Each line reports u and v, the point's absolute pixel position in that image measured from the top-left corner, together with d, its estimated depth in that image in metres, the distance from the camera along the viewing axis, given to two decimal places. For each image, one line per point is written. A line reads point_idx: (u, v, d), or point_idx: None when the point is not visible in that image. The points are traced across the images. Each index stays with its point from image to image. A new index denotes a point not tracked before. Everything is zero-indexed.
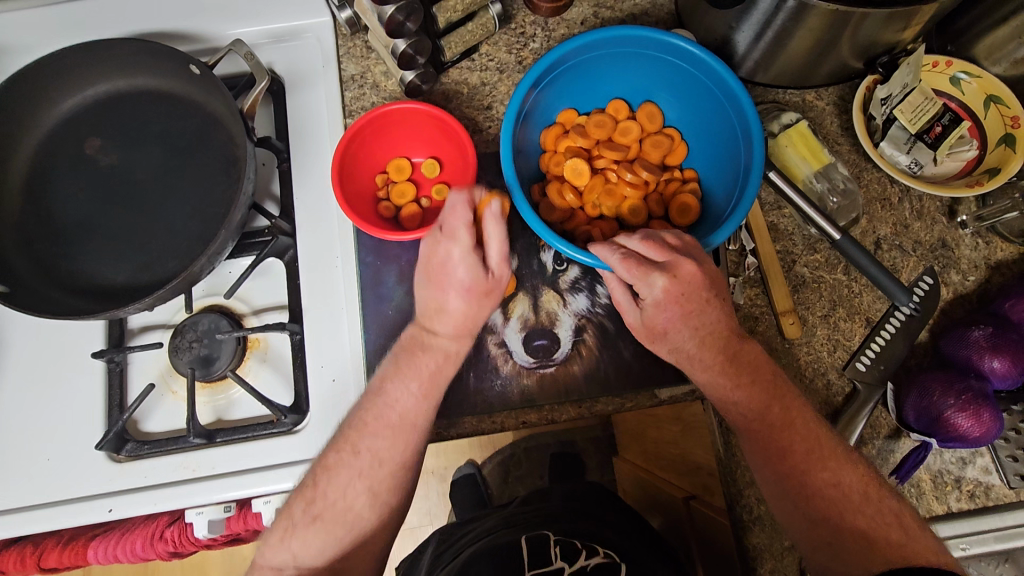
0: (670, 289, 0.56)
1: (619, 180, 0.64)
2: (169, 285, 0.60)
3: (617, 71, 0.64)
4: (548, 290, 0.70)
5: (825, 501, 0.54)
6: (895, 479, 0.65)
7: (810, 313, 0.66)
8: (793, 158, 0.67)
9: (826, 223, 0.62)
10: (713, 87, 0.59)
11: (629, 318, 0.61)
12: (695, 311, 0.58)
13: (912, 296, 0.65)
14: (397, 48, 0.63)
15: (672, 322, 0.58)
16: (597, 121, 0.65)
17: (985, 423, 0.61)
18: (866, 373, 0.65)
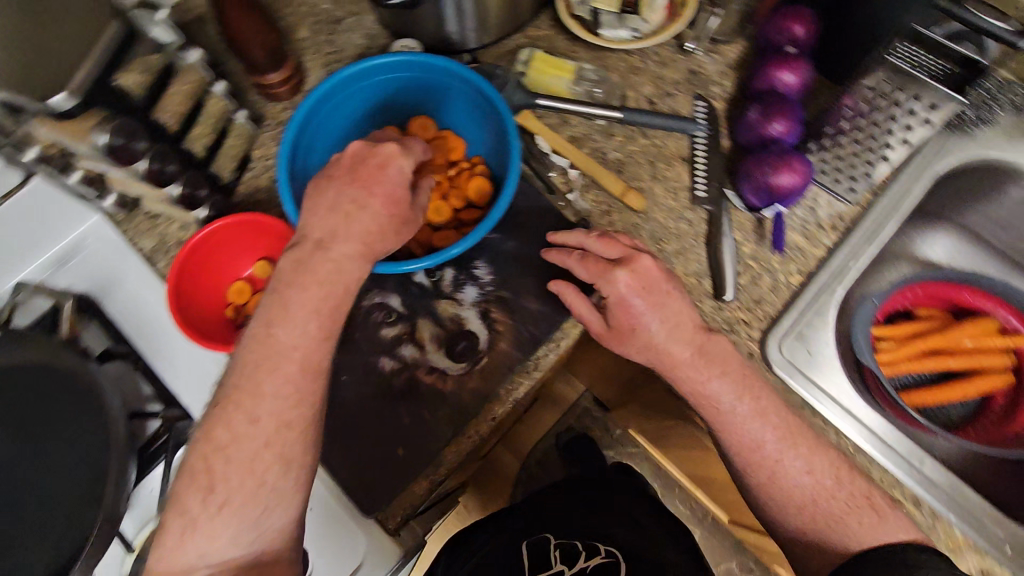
0: (632, 282, 0.59)
1: None
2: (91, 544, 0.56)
3: (373, 102, 0.69)
4: (439, 301, 0.66)
5: (801, 501, 0.58)
6: (777, 252, 0.71)
7: (642, 180, 0.74)
8: (550, 80, 0.76)
9: (604, 109, 0.74)
10: (454, 81, 0.65)
11: (591, 325, 0.63)
12: (660, 303, 0.60)
13: (696, 119, 0.75)
14: (173, 193, 0.62)
15: (637, 318, 0.60)
16: None
17: (799, 169, 0.67)
18: (708, 194, 0.72)
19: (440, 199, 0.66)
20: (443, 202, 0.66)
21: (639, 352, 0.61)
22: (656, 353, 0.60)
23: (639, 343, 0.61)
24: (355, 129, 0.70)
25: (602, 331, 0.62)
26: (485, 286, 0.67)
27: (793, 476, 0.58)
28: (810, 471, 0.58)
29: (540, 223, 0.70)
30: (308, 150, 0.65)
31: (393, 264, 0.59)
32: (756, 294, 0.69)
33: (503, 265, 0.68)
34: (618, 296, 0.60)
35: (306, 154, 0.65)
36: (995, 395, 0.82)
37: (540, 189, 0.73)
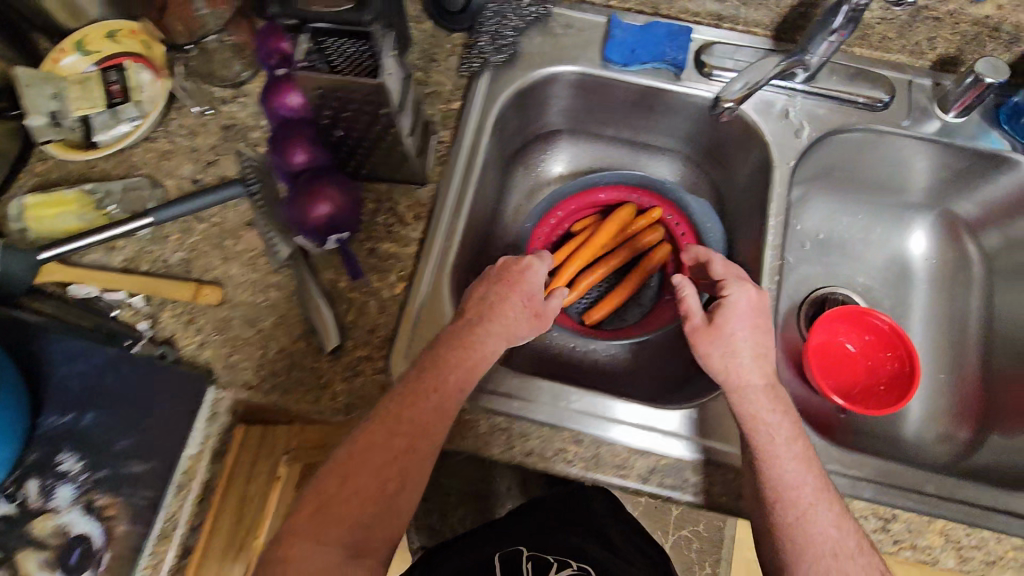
0: (755, 301, 0.65)
1: None
2: None
3: None
4: (33, 521, 0.58)
5: (809, 554, 0.54)
6: (359, 277, 0.67)
7: (216, 269, 0.68)
8: (58, 222, 0.68)
9: (133, 222, 0.66)
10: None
11: (695, 323, 0.65)
12: (761, 329, 0.64)
13: (240, 184, 0.69)
14: None
15: (752, 338, 0.62)
16: None
17: (329, 195, 0.63)
18: (280, 252, 0.67)
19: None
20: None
21: (720, 360, 0.62)
22: (729, 392, 0.61)
23: (726, 350, 0.62)
24: None
25: (697, 327, 0.65)
26: (80, 476, 0.60)
27: (818, 525, 0.55)
28: (835, 526, 0.55)
29: (116, 375, 0.63)
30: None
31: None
32: (367, 324, 0.66)
33: (90, 443, 0.61)
34: (725, 329, 0.63)
35: None
36: (667, 265, 0.87)
37: (103, 338, 0.64)
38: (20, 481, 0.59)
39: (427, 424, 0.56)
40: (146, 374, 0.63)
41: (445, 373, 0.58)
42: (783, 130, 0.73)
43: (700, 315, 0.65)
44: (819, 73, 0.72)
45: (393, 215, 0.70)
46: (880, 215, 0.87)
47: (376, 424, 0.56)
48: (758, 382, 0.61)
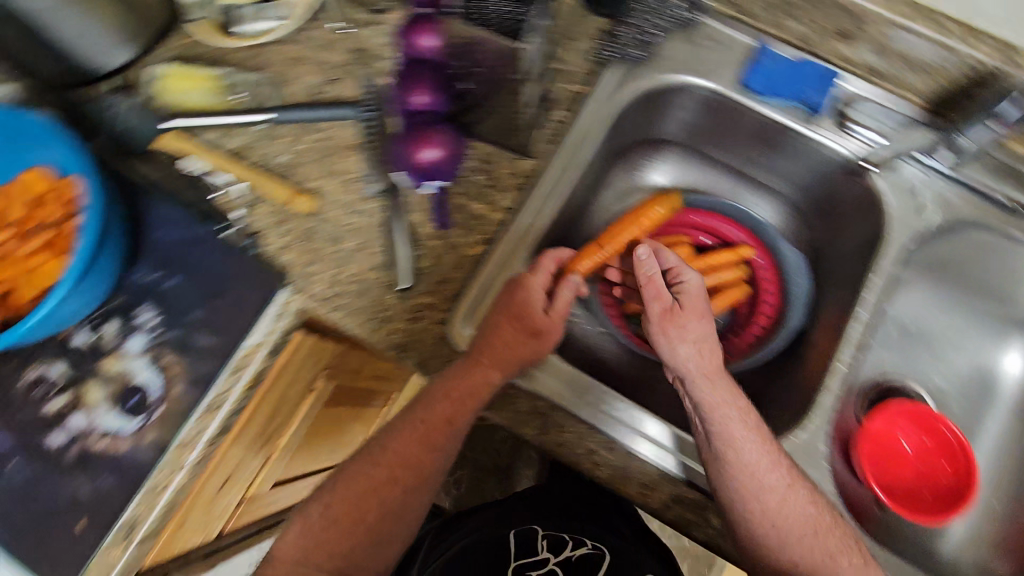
0: (680, 271, 0.69)
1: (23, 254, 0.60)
2: None
3: None
4: (104, 359, 0.63)
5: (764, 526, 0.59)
6: (444, 226, 0.69)
7: (313, 181, 0.70)
8: (187, 96, 0.70)
9: (252, 115, 0.70)
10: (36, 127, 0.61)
11: (659, 306, 0.66)
12: (669, 313, 0.65)
13: (356, 106, 0.72)
14: None
15: (689, 314, 0.65)
16: None
17: (438, 141, 0.64)
18: (375, 181, 0.69)
19: (54, 254, 0.60)
20: (58, 257, 0.59)
21: (690, 345, 0.64)
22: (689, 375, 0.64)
23: (690, 336, 0.65)
24: None
25: (667, 309, 0.66)
26: (153, 333, 0.64)
27: (798, 509, 0.59)
28: (812, 504, 0.59)
29: (202, 252, 0.66)
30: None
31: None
32: (439, 275, 0.68)
33: (167, 307, 0.65)
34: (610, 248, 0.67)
35: None
36: (740, 307, 0.82)
37: (199, 211, 0.68)
38: (100, 321, 0.64)
39: (413, 455, 0.66)
40: (229, 259, 0.67)
41: (498, 361, 0.63)
42: (906, 207, 0.70)
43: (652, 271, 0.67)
44: (968, 160, 0.69)
45: (492, 178, 0.70)
46: (978, 326, 0.82)
47: (436, 389, 0.66)
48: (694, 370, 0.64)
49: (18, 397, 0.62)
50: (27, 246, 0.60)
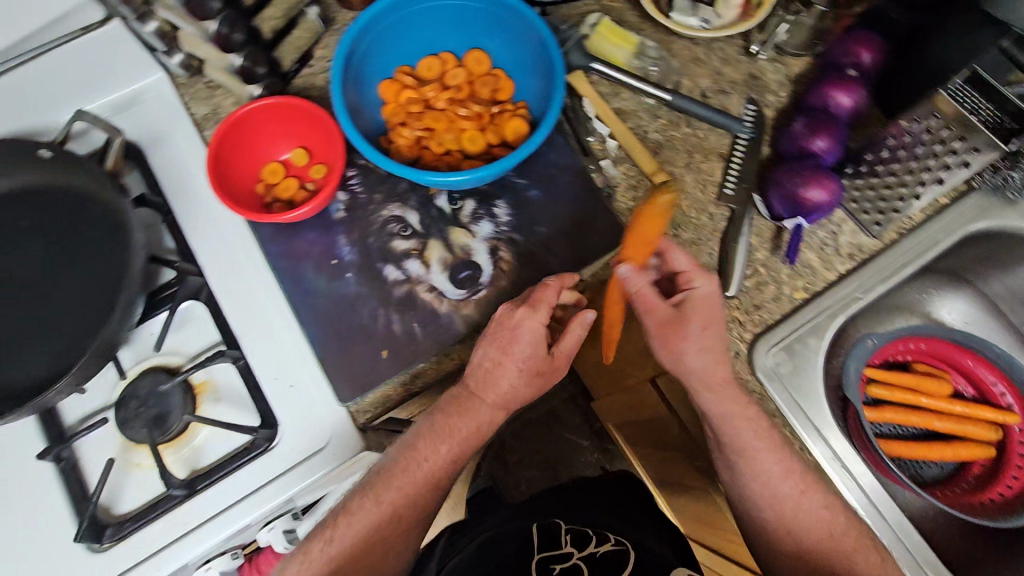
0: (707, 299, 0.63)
1: (454, 115, 0.67)
2: (129, 357, 0.66)
3: (436, 24, 0.69)
4: (454, 229, 0.69)
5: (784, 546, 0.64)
6: (788, 261, 0.71)
7: (675, 166, 0.75)
8: (609, 49, 0.76)
9: (656, 89, 0.75)
10: (515, 19, 0.66)
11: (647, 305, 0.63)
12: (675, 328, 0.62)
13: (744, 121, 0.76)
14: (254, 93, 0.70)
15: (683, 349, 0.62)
16: (425, 66, 0.69)
17: (829, 187, 0.68)
18: (735, 194, 0.73)
19: (476, 128, 0.66)
20: (479, 133, 0.66)
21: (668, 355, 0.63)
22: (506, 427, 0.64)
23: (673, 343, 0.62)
24: (410, 45, 0.70)
25: (662, 320, 0.63)
26: (500, 226, 0.70)
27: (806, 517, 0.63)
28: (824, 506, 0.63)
29: (567, 181, 0.72)
30: (362, 59, 0.65)
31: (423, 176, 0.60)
32: (755, 299, 0.70)
33: (520, 211, 0.70)
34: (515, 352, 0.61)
35: (361, 61, 0.65)
36: (974, 465, 0.81)
37: (577, 147, 0.74)
38: (465, 196, 0.70)
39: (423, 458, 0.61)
40: (585, 197, 0.72)
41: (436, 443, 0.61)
42: None
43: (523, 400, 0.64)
44: None
45: (835, 239, 0.73)
46: None
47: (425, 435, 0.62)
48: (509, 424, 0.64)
49: (375, 224, 0.69)
50: (459, 111, 0.67)
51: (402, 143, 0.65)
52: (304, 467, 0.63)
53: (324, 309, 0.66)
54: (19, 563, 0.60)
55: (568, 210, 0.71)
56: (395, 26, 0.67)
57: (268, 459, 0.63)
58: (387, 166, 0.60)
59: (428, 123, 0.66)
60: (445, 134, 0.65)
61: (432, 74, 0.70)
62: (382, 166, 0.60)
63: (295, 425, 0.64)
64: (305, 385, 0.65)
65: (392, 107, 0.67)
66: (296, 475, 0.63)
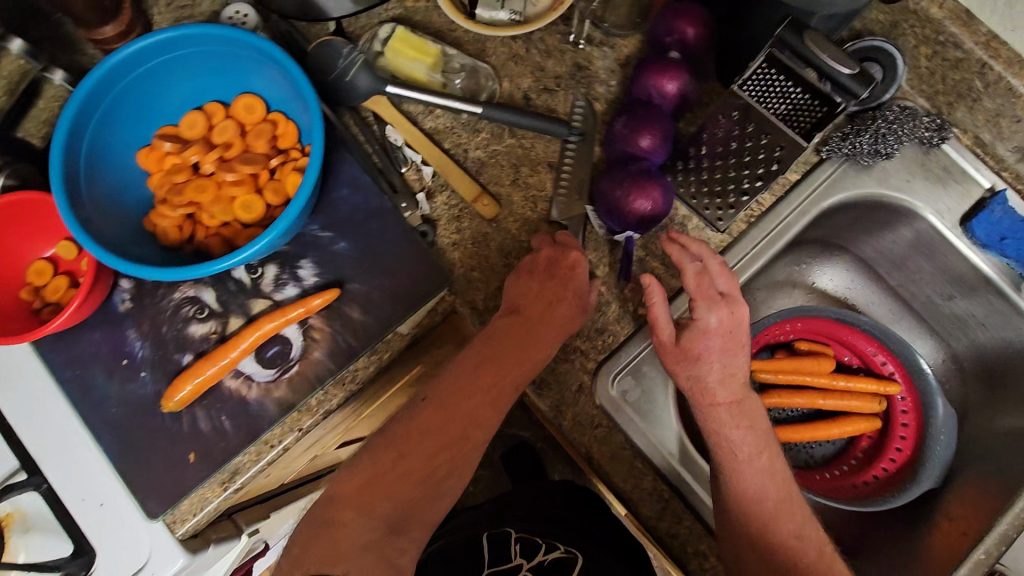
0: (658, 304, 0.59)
1: (224, 179, 0.60)
2: None
3: (193, 73, 0.61)
4: (254, 301, 0.63)
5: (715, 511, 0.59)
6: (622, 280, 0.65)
7: (500, 186, 0.68)
8: (407, 65, 0.69)
9: (463, 103, 0.66)
10: (267, 62, 0.58)
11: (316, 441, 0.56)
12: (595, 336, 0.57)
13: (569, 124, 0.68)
14: None
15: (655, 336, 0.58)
16: (188, 123, 0.62)
17: (652, 195, 0.62)
18: (566, 207, 0.67)
19: (249, 192, 0.59)
20: (254, 197, 0.59)
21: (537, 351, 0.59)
22: (698, 402, 0.59)
23: None
24: (167, 100, 0.62)
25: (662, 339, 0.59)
26: (307, 289, 0.63)
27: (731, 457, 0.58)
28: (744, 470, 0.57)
29: (377, 224, 0.65)
30: (103, 130, 0.58)
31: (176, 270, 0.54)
32: (597, 322, 0.65)
33: (328, 267, 0.64)
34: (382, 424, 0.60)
35: (100, 134, 0.57)
36: (862, 438, 0.79)
37: (385, 183, 0.67)
38: (263, 262, 0.63)
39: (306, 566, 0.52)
40: (402, 239, 0.65)
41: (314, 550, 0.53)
42: None
43: (714, 375, 0.58)
44: None
45: None
46: None
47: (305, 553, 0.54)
48: (715, 400, 0.58)
49: (166, 309, 0.62)
50: (229, 173, 0.60)
51: (168, 223, 0.58)
52: None
53: (121, 414, 0.60)
54: None
55: (382, 256, 0.64)
56: (137, 86, 0.59)
57: None
58: (127, 266, 0.52)
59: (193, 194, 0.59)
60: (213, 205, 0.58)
61: (198, 130, 0.62)
62: (116, 266, 0.52)
63: (109, 547, 0.59)
64: (117, 503, 0.60)
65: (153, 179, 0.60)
66: None
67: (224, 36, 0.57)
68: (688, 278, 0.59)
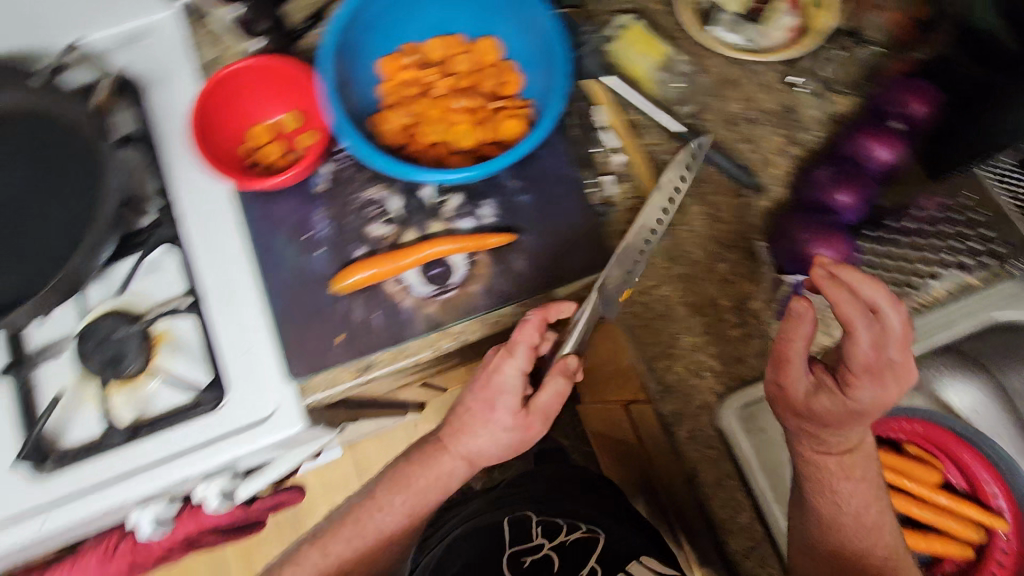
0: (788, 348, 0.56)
1: (451, 105, 0.63)
2: (96, 294, 0.67)
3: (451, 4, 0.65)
4: (432, 222, 0.67)
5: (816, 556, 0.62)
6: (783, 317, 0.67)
7: (682, 194, 0.70)
8: (634, 56, 0.71)
9: (668, 119, 0.69)
10: (530, 14, 0.61)
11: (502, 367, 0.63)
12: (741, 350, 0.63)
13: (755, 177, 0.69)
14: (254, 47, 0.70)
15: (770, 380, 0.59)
16: (431, 45, 0.65)
17: (840, 247, 0.63)
18: (740, 233, 0.69)
19: (469, 123, 0.63)
20: (471, 129, 0.62)
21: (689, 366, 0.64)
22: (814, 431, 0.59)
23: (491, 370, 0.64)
24: (419, 20, 0.66)
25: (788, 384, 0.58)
26: (482, 226, 0.67)
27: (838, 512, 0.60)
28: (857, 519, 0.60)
29: (562, 190, 0.68)
30: (365, 28, 0.62)
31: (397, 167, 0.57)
32: (736, 351, 0.66)
33: (507, 213, 0.67)
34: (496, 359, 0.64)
35: (363, 30, 0.62)
36: (947, 562, 0.76)
37: (580, 157, 0.69)
38: (451, 189, 0.67)
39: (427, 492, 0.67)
40: (579, 212, 0.67)
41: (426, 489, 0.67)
42: None
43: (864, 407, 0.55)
44: None
45: None
46: None
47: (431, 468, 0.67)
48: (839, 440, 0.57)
49: (354, 203, 0.67)
50: (455, 101, 0.63)
51: (389, 128, 0.62)
52: (242, 435, 0.63)
53: (289, 279, 0.65)
54: None
55: (558, 220, 0.67)
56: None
57: (210, 420, 0.64)
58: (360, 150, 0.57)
59: (420, 109, 0.63)
60: (435, 124, 0.62)
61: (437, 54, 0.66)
62: (352, 148, 0.57)
63: (241, 391, 0.64)
64: (259, 354, 0.65)
65: (388, 85, 0.64)
66: (229, 441, 0.63)
67: None
68: (857, 352, 0.53)
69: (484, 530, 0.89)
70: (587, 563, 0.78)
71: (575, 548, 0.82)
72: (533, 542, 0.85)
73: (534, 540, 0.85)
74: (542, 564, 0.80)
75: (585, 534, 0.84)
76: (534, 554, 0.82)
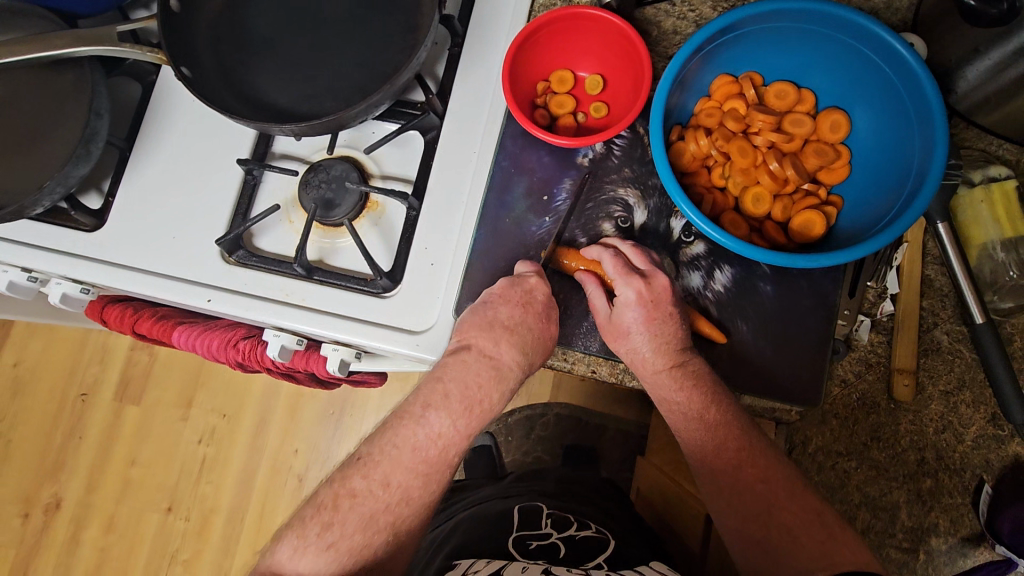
0: (643, 296, 0.57)
1: (762, 163, 0.56)
2: (346, 138, 0.70)
3: (829, 60, 0.56)
4: (664, 257, 0.62)
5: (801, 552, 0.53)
6: None
7: (931, 383, 0.59)
8: (982, 215, 0.59)
9: (974, 303, 0.57)
10: (914, 132, 0.51)
11: (616, 317, 0.58)
12: (685, 368, 0.58)
13: None
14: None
15: (638, 325, 0.57)
16: (778, 90, 0.58)
17: None
18: (970, 462, 0.58)
19: (769, 191, 0.56)
20: (768, 199, 0.55)
21: (628, 347, 0.58)
22: (642, 375, 0.59)
23: (631, 342, 0.58)
24: (784, 58, 0.57)
25: (635, 355, 0.58)
26: (708, 289, 0.61)
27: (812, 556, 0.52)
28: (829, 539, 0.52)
29: (811, 304, 0.60)
30: (729, 43, 0.55)
31: (681, 200, 0.51)
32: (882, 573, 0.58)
33: (741, 294, 0.60)
34: (531, 281, 0.61)
35: (726, 43, 0.55)
36: None
37: (847, 283, 0.60)
38: (701, 236, 0.61)
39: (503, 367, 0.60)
40: (814, 337, 0.59)
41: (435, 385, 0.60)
42: None
43: (649, 348, 0.58)
44: None
45: None
46: None
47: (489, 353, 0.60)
48: (659, 369, 0.58)
49: (603, 194, 0.63)
50: (770, 160, 0.56)
51: (691, 149, 0.56)
52: (389, 332, 0.65)
53: (506, 228, 0.65)
54: (174, 221, 0.69)
55: (788, 330, 0.60)
56: (786, 33, 0.55)
57: (371, 302, 0.66)
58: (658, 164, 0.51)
59: (729, 148, 0.56)
60: (737, 173, 0.55)
61: (779, 102, 0.58)
62: (654, 155, 0.52)
63: (409, 296, 0.65)
64: (441, 274, 0.65)
65: (712, 107, 0.57)
66: (377, 331, 0.65)
67: (908, 70, 0.51)
68: (652, 332, 0.57)
69: (479, 513, 0.94)
70: (596, 560, 0.78)
71: (584, 542, 0.83)
72: (543, 529, 0.86)
73: (543, 528, 0.86)
74: (549, 549, 0.80)
75: (602, 535, 0.86)
76: (542, 541, 0.82)
